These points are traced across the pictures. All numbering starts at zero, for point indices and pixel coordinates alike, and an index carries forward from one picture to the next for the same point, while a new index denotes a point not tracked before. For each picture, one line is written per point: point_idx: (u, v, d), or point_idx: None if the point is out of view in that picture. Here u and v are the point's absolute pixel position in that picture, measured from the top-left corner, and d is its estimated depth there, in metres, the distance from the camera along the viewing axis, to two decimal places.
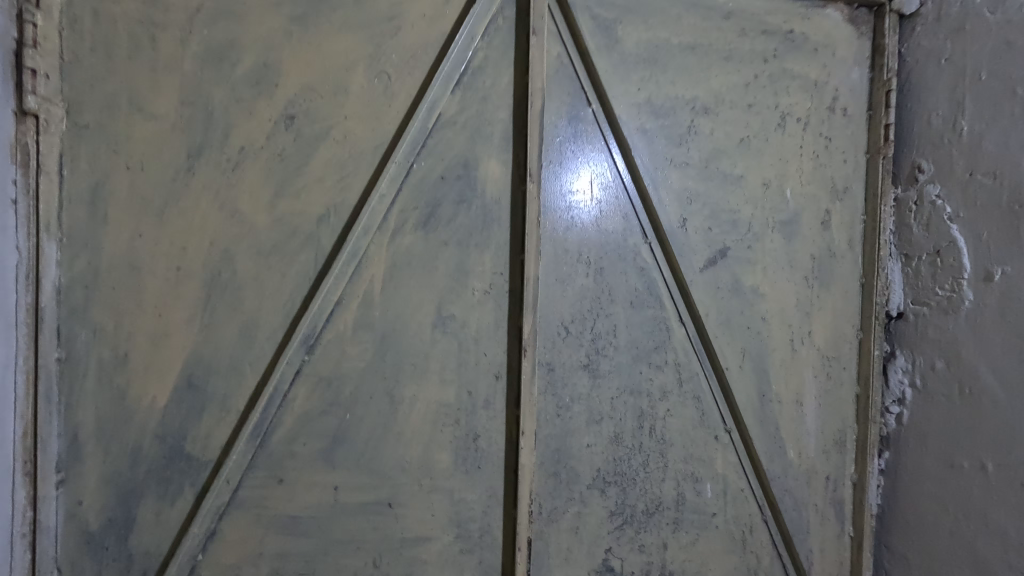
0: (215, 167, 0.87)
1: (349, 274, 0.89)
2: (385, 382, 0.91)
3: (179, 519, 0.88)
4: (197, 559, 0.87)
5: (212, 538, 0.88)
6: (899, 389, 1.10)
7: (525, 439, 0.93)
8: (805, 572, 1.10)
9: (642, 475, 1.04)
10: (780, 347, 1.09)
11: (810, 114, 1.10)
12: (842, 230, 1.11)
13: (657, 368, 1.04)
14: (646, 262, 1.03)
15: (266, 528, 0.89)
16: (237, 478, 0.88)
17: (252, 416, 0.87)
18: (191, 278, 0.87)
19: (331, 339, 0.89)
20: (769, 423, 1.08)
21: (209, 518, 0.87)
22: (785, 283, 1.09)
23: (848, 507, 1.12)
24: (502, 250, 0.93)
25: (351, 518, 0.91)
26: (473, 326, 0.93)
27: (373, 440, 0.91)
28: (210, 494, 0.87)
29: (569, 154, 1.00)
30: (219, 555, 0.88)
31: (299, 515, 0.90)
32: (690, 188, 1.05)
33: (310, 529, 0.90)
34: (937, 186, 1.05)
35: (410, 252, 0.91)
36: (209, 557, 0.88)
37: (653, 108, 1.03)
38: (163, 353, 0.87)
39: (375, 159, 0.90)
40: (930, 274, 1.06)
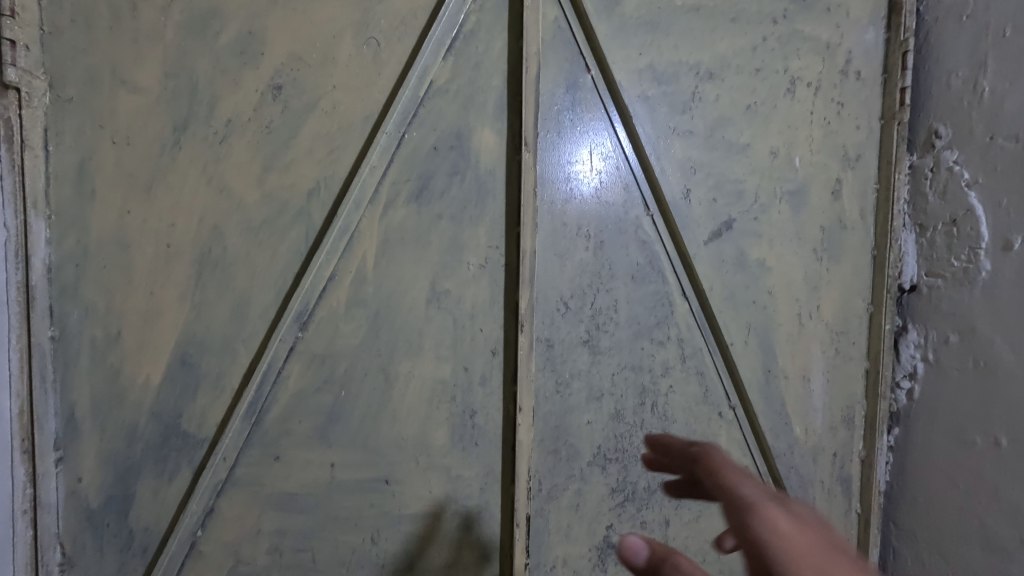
0: (201, 141, 0.85)
1: (340, 249, 0.87)
2: (380, 359, 0.90)
3: (177, 495, 0.88)
4: (197, 536, 0.88)
5: (210, 515, 0.88)
6: (911, 364, 1.07)
7: (523, 415, 0.91)
8: None
9: (644, 452, 1.03)
10: (787, 322, 1.06)
11: (821, 78, 1.05)
12: (853, 200, 1.07)
13: (659, 343, 1.02)
14: (648, 235, 1.00)
15: (264, 506, 0.89)
16: (233, 455, 0.87)
17: (246, 394, 0.87)
18: (182, 255, 0.86)
19: (324, 316, 0.88)
20: (774, 399, 1.06)
21: (207, 496, 0.87)
22: (793, 255, 1.06)
23: (855, 484, 1.10)
24: (498, 225, 0.91)
25: (348, 495, 0.91)
26: (468, 301, 0.91)
27: (369, 418, 0.90)
28: (206, 472, 0.87)
29: (567, 123, 0.96)
30: (218, 532, 0.88)
31: (296, 493, 0.90)
32: (693, 158, 1.01)
33: (307, 506, 0.90)
34: (954, 152, 1.00)
35: (403, 227, 0.89)
36: (208, 533, 0.88)
37: (655, 73, 0.99)
38: (157, 330, 0.86)
39: (366, 130, 0.87)
40: (945, 244, 1.02)
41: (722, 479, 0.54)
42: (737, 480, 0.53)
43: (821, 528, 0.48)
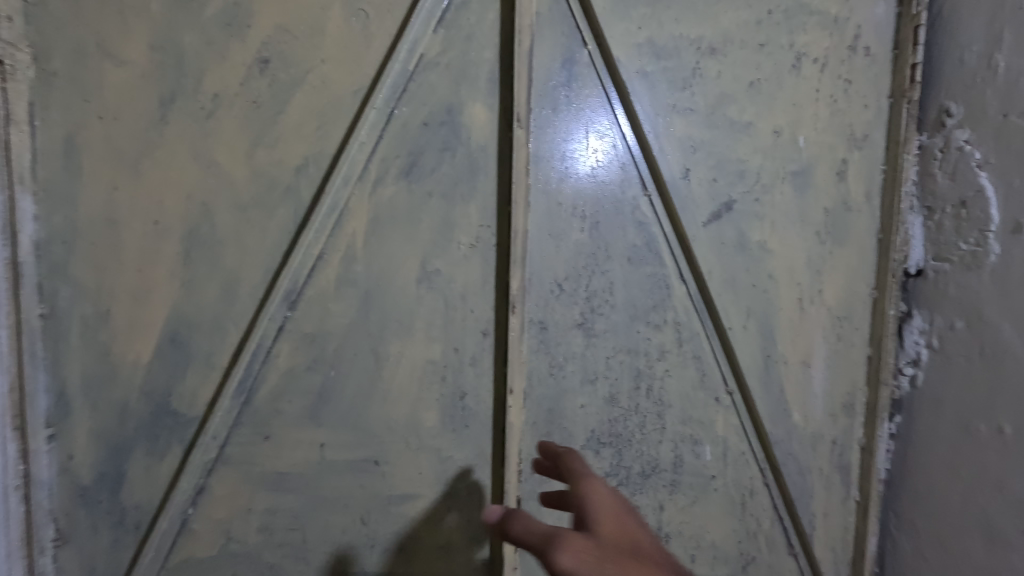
0: (188, 116, 0.84)
1: (329, 227, 0.86)
2: (369, 340, 0.89)
3: (168, 473, 0.88)
4: (188, 514, 0.88)
5: (201, 494, 0.88)
6: (915, 350, 1.05)
7: (514, 398, 0.90)
8: (806, 537, 1.07)
9: (639, 436, 1.01)
10: (788, 307, 1.04)
11: (828, 54, 1.01)
12: (858, 181, 1.04)
13: (656, 327, 1.00)
14: (645, 216, 0.98)
15: (254, 485, 0.89)
16: (223, 434, 0.87)
17: (235, 372, 0.86)
18: (170, 232, 0.85)
19: (314, 295, 0.87)
20: (773, 385, 1.04)
21: (197, 474, 0.87)
22: (795, 238, 1.03)
23: (854, 472, 1.08)
24: (491, 204, 0.89)
25: (338, 476, 0.90)
26: (459, 281, 0.89)
27: (359, 398, 0.90)
28: (196, 451, 0.86)
29: (563, 100, 0.94)
30: (210, 510, 0.89)
31: (287, 472, 0.89)
32: (693, 136, 0.98)
33: (298, 486, 0.90)
34: (966, 131, 0.96)
35: (393, 205, 0.87)
36: (199, 512, 0.88)
37: (655, 49, 0.96)
38: (146, 309, 0.86)
39: (355, 105, 0.85)
40: (953, 227, 0.99)
41: (577, 477, 0.72)
42: (585, 474, 0.72)
43: (632, 515, 0.68)
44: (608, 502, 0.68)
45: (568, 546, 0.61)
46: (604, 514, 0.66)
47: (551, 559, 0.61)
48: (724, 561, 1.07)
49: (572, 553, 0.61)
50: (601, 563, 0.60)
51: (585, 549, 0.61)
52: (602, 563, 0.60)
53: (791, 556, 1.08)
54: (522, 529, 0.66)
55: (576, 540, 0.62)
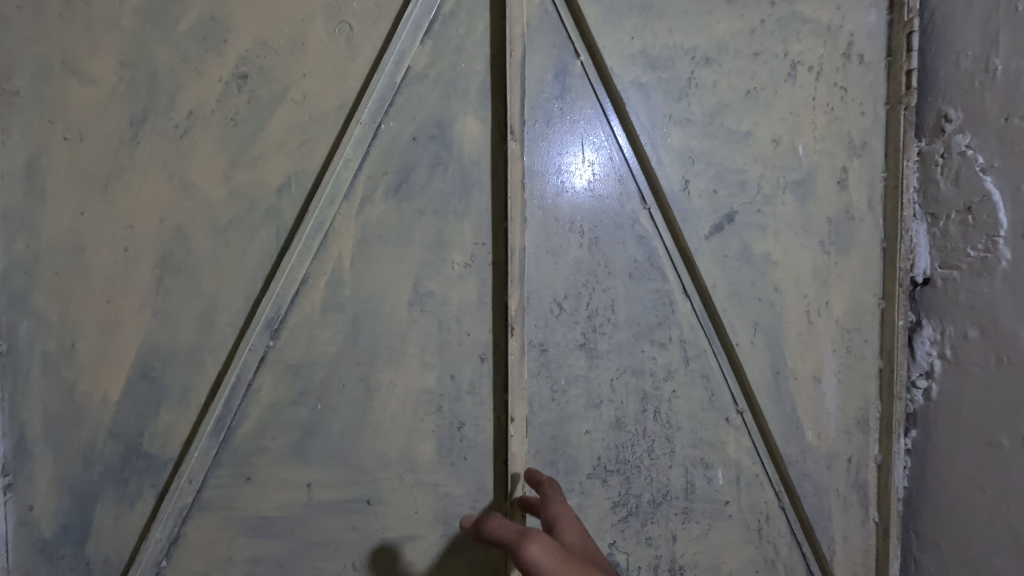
0: (162, 135, 0.79)
1: (313, 249, 0.81)
2: (359, 368, 0.83)
3: (140, 522, 0.80)
4: (162, 566, 0.80)
5: (177, 544, 0.80)
6: (927, 361, 1.01)
7: (516, 426, 0.84)
8: (827, 563, 1.02)
9: (648, 462, 0.96)
10: (795, 320, 1.00)
11: (823, 62, 1.00)
12: (860, 189, 1.02)
13: (661, 345, 0.95)
14: (646, 229, 0.94)
15: (235, 530, 0.82)
16: (200, 477, 0.80)
17: (213, 408, 0.79)
18: (141, 259, 0.79)
19: (298, 322, 0.81)
20: (784, 403, 0.99)
21: (172, 522, 0.80)
22: (799, 249, 1.00)
23: (872, 491, 1.03)
24: (486, 221, 0.85)
25: (327, 518, 0.83)
26: (454, 302, 0.84)
27: (349, 432, 0.83)
28: (170, 496, 0.79)
29: (556, 112, 0.91)
30: (186, 561, 0.81)
31: (271, 516, 0.82)
32: (692, 147, 0.95)
33: (283, 531, 0.83)
34: (966, 135, 0.95)
35: (382, 224, 0.82)
36: (174, 564, 0.81)
37: (649, 59, 0.93)
38: (116, 342, 0.79)
39: (340, 119, 0.81)
40: (960, 233, 0.96)
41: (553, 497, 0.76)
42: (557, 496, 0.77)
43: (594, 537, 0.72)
44: (573, 521, 0.72)
45: (537, 540, 0.65)
46: (569, 527, 0.71)
47: (521, 552, 0.64)
48: None
49: (540, 544, 0.65)
50: (565, 557, 0.64)
51: (552, 546, 0.65)
52: (567, 557, 0.64)
53: None
54: (497, 530, 0.70)
55: (543, 537, 0.66)
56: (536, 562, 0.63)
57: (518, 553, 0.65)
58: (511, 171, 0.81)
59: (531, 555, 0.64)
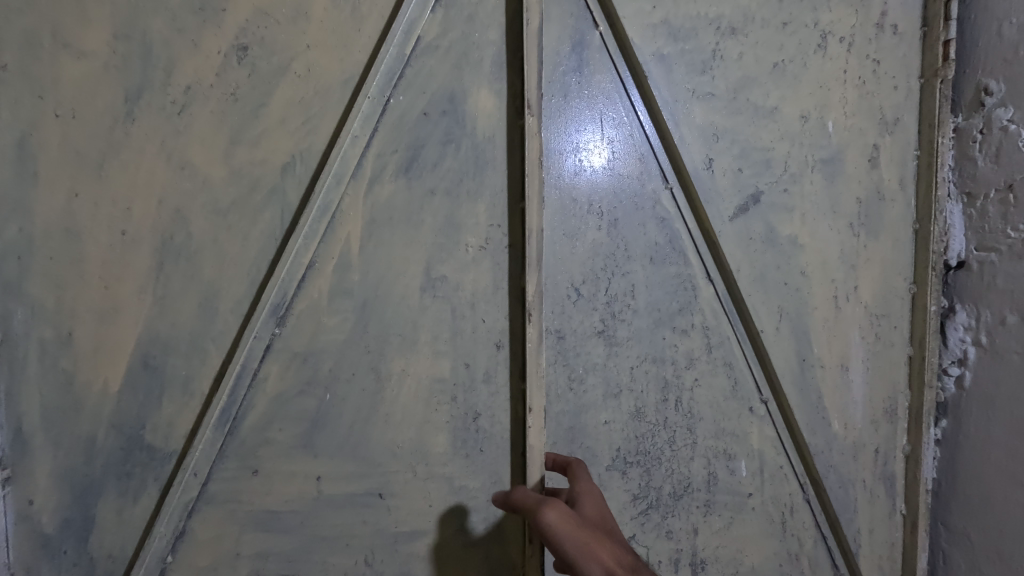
0: (159, 112, 0.75)
1: (319, 231, 0.77)
2: (368, 357, 0.80)
3: (143, 516, 0.77)
4: (167, 562, 0.77)
5: (182, 539, 0.78)
6: (961, 348, 0.97)
7: (534, 417, 0.78)
8: (853, 556, 0.98)
9: (668, 454, 0.92)
10: (823, 305, 0.95)
11: (855, 32, 0.94)
12: (892, 168, 0.96)
13: (682, 332, 0.91)
14: (667, 211, 0.90)
15: (241, 525, 0.79)
16: (205, 469, 0.77)
17: (217, 399, 0.76)
18: (139, 243, 0.76)
19: (304, 309, 0.78)
20: (810, 392, 0.95)
21: (176, 516, 0.77)
22: (827, 231, 0.95)
23: (899, 482, 1.00)
24: (501, 202, 0.80)
25: (337, 512, 0.81)
26: (468, 287, 0.80)
27: (359, 423, 0.80)
28: (174, 489, 0.76)
29: (573, 86, 0.86)
30: (192, 557, 0.78)
31: (279, 510, 0.79)
32: (716, 123, 0.90)
33: (292, 526, 0.80)
34: (1009, 109, 0.89)
35: (391, 205, 0.78)
36: (180, 559, 0.78)
37: (671, 29, 0.88)
38: (115, 330, 0.76)
39: (346, 94, 0.77)
40: (999, 214, 0.91)
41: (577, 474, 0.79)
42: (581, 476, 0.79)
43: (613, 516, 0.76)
44: (595, 498, 0.76)
45: (555, 506, 0.69)
46: (590, 501, 0.74)
47: (537, 515, 0.69)
48: None
49: (557, 511, 0.69)
50: (579, 527, 0.68)
51: (568, 514, 0.69)
52: (581, 529, 0.68)
53: None
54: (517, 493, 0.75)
55: (562, 506, 0.70)
56: (551, 525, 0.68)
57: (535, 515, 0.69)
58: (528, 147, 0.76)
59: (547, 519, 0.68)
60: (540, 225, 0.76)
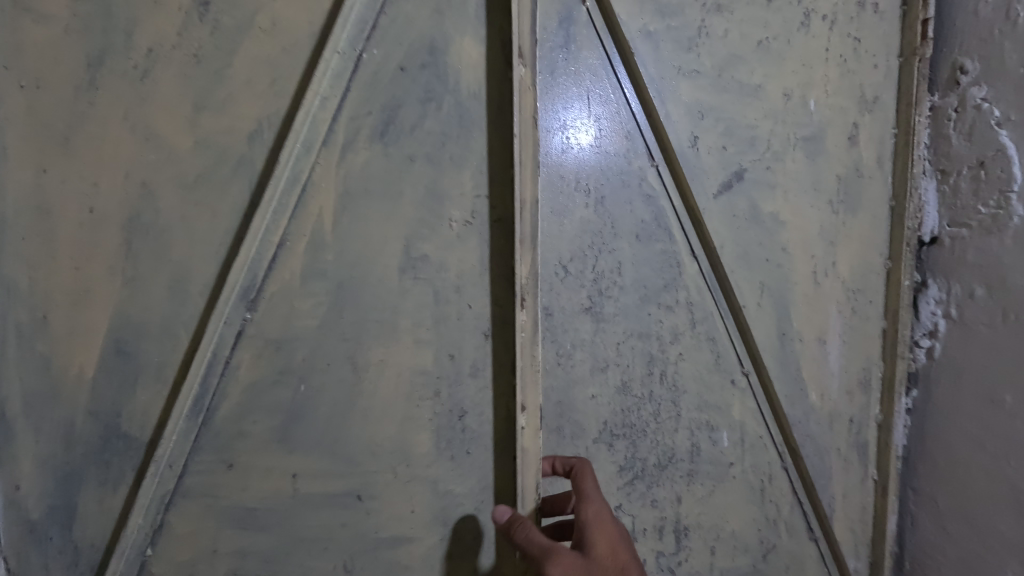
0: (122, 78, 0.74)
1: (291, 207, 0.76)
2: (346, 345, 0.80)
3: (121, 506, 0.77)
4: (147, 556, 0.78)
5: (160, 532, 0.78)
6: (932, 321, 1.01)
7: (529, 418, 0.79)
8: (828, 520, 1.03)
9: (653, 426, 0.95)
10: (803, 281, 0.98)
11: (837, 10, 0.95)
12: (871, 146, 0.99)
13: (668, 308, 0.93)
14: (653, 188, 0.91)
15: (219, 522, 0.79)
16: (179, 463, 0.77)
17: (189, 386, 0.76)
18: (110, 222, 0.75)
19: (276, 292, 0.77)
20: (790, 364, 0.98)
21: (153, 510, 0.77)
22: (809, 209, 0.97)
23: (872, 449, 1.05)
24: (481, 182, 0.80)
25: (315, 513, 0.81)
26: (453, 268, 0.81)
27: (336, 417, 0.81)
28: (148, 482, 0.76)
29: (560, 63, 0.86)
30: (172, 551, 0.78)
31: (256, 508, 0.80)
32: (702, 101, 0.91)
33: (272, 525, 0.80)
34: (983, 88, 0.91)
35: (368, 174, 0.78)
36: (159, 553, 0.78)
37: (658, 5, 0.88)
38: (90, 310, 0.75)
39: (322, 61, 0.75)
40: (971, 190, 0.94)
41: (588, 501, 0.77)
42: (591, 501, 0.77)
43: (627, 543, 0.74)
44: (606, 528, 0.74)
45: (560, 559, 0.70)
46: (600, 534, 0.73)
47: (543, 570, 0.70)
48: (745, 551, 1.02)
49: (562, 565, 0.69)
50: None
51: (573, 566, 0.69)
52: None
53: (812, 540, 1.05)
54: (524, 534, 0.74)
55: (566, 557, 0.70)
56: None
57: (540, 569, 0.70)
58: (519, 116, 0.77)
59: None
60: (533, 197, 0.76)
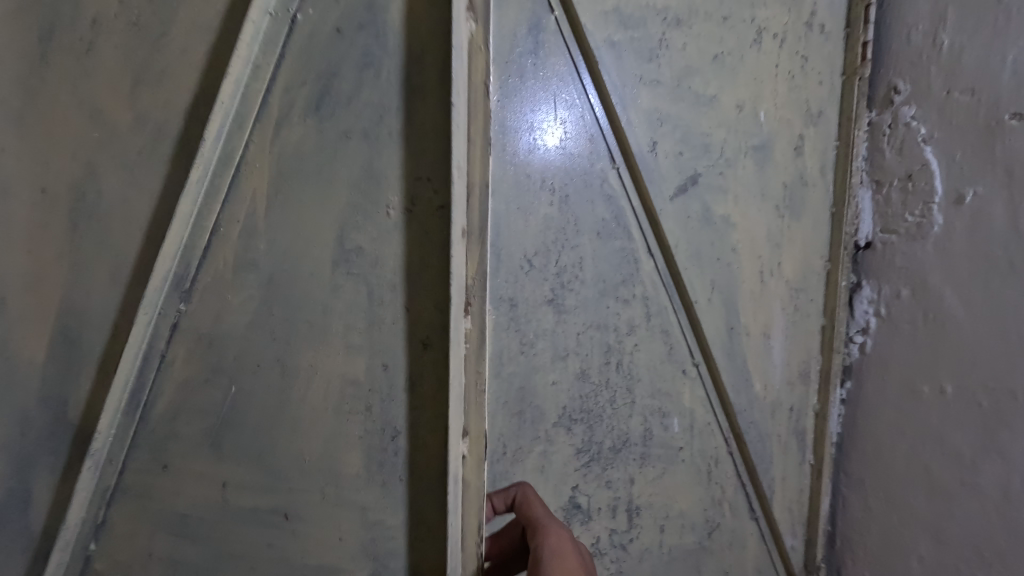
0: (68, 54, 0.76)
1: (222, 192, 0.73)
2: (274, 347, 0.73)
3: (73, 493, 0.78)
4: (91, 550, 0.79)
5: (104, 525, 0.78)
6: (864, 319, 1.09)
7: (472, 444, 0.70)
8: (768, 501, 1.12)
9: (609, 411, 1.02)
10: (750, 279, 1.06)
11: (787, 29, 1.03)
12: (814, 156, 1.07)
13: (625, 302, 1.00)
14: (614, 189, 0.97)
15: (154, 525, 0.78)
16: (120, 455, 0.77)
17: (122, 377, 0.75)
18: (58, 202, 0.77)
19: (208, 283, 0.75)
20: (736, 356, 1.06)
21: (95, 504, 0.77)
22: (757, 213, 1.05)
23: (809, 436, 1.14)
24: (419, 168, 0.67)
25: (245, 527, 0.76)
26: (390, 263, 0.69)
27: (264, 425, 0.74)
28: (87, 475, 0.76)
29: (529, 68, 0.91)
30: (112, 548, 0.78)
31: (188, 513, 0.77)
32: (660, 109, 0.97)
33: (206, 533, 0.77)
34: (912, 108, 1.01)
35: (300, 152, 0.72)
36: (101, 548, 0.79)
37: (622, 17, 0.94)
38: (44, 287, 0.78)
39: (259, 37, 0.71)
40: (900, 200, 1.03)
41: (539, 523, 0.80)
42: (544, 523, 0.80)
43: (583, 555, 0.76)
44: (563, 541, 0.76)
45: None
46: (558, 549, 0.74)
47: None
48: (691, 529, 1.10)
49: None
50: None
51: None
52: None
53: (752, 520, 1.13)
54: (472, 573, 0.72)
55: None
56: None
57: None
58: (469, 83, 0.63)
59: None
60: (483, 181, 0.68)
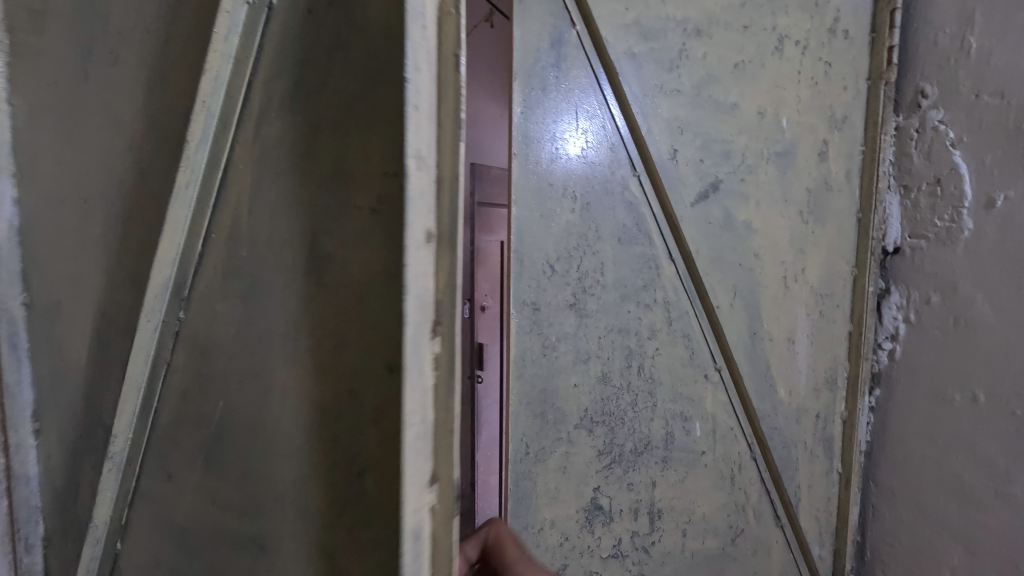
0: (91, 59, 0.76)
1: (210, 195, 0.60)
2: (249, 363, 0.57)
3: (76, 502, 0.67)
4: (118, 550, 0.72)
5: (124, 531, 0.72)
6: (893, 325, 1.08)
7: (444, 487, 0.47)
8: (794, 509, 1.11)
9: (630, 414, 1.03)
10: (773, 285, 1.06)
11: (809, 36, 1.03)
12: (839, 161, 1.07)
13: (646, 306, 1.01)
14: (635, 196, 0.99)
15: (163, 536, 0.67)
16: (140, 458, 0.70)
17: (134, 382, 0.68)
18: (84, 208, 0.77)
19: (201, 292, 0.63)
20: (759, 361, 1.07)
21: (121, 503, 0.71)
22: (780, 218, 1.06)
23: (837, 443, 1.13)
24: (376, 163, 0.47)
25: (231, 553, 0.60)
26: (359, 275, 0.49)
27: (247, 435, 0.58)
28: (108, 477, 0.71)
29: (551, 80, 0.94)
30: (134, 553, 0.71)
31: (189, 527, 0.64)
32: (680, 117, 0.99)
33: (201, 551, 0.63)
34: (940, 111, 1.00)
35: (275, 147, 0.55)
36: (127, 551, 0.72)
37: (642, 29, 0.96)
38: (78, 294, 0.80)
39: (243, 19, 0.56)
40: (928, 205, 1.02)
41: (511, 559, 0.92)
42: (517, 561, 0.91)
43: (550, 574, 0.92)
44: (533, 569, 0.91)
45: None
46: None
47: None
48: (714, 534, 1.10)
49: None
50: None
51: None
52: None
53: (778, 527, 1.12)
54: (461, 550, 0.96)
55: None
56: None
57: None
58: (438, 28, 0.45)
59: None
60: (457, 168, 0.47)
